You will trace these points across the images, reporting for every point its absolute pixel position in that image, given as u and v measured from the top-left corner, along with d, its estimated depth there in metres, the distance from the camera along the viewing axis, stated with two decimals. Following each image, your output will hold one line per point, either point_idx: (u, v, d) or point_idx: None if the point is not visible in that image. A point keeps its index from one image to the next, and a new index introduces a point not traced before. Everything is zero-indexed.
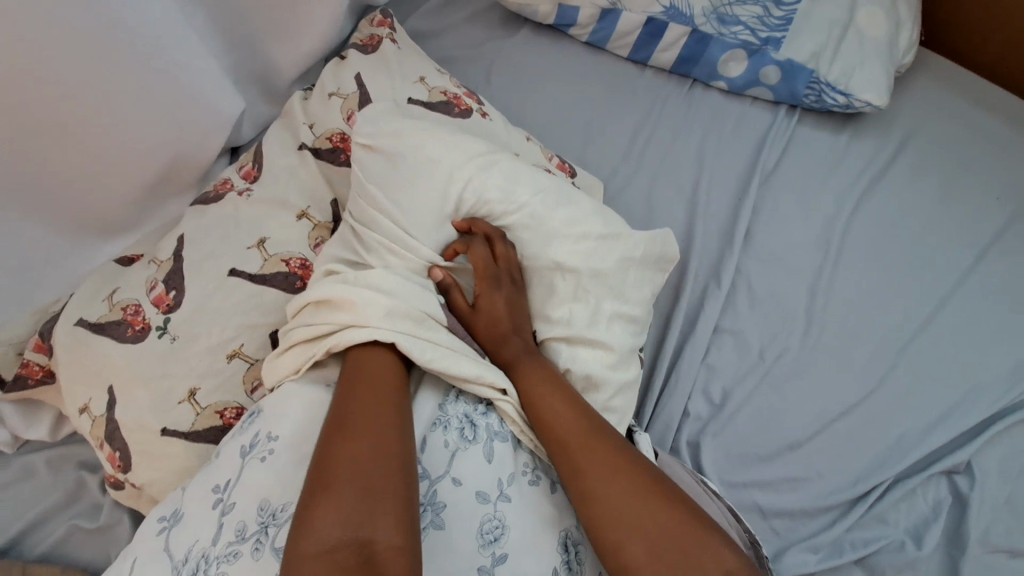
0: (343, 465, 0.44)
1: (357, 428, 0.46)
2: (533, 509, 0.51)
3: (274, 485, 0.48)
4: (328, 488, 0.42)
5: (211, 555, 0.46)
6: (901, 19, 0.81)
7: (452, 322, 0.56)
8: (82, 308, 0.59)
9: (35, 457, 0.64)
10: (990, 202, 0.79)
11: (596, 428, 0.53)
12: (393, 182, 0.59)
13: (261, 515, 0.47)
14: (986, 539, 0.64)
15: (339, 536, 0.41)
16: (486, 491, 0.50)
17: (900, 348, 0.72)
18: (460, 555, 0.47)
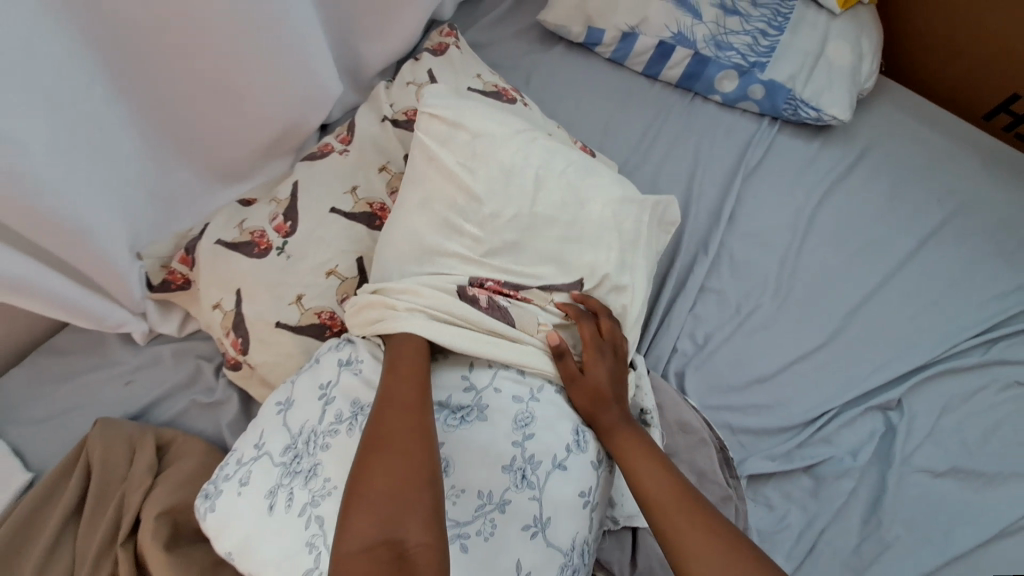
0: (377, 480, 0.51)
1: (390, 451, 0.53)
2: (557, 407, 0.64)
3: (363, 389, 0.64)
4: (364, 499, 0.51)
5: (319, 430, 0.62)
6: (864, 52, 1.00)
7: (487, 304, 0.65)
8: (220, 231, 0.77)
9: (166, 346, 0.82)
10: (932, 201, 0.97)
11: (680, 488, 0.57)
12: (452, 146, 0.71)
13: (354, 407, 0.63)
14: (908, 458, 0.81)
15: (375, 536, 0.49)
16: (519, 393, 0.63)
17: (850, 311, 0.90)
18: (496, 433, 0.60)
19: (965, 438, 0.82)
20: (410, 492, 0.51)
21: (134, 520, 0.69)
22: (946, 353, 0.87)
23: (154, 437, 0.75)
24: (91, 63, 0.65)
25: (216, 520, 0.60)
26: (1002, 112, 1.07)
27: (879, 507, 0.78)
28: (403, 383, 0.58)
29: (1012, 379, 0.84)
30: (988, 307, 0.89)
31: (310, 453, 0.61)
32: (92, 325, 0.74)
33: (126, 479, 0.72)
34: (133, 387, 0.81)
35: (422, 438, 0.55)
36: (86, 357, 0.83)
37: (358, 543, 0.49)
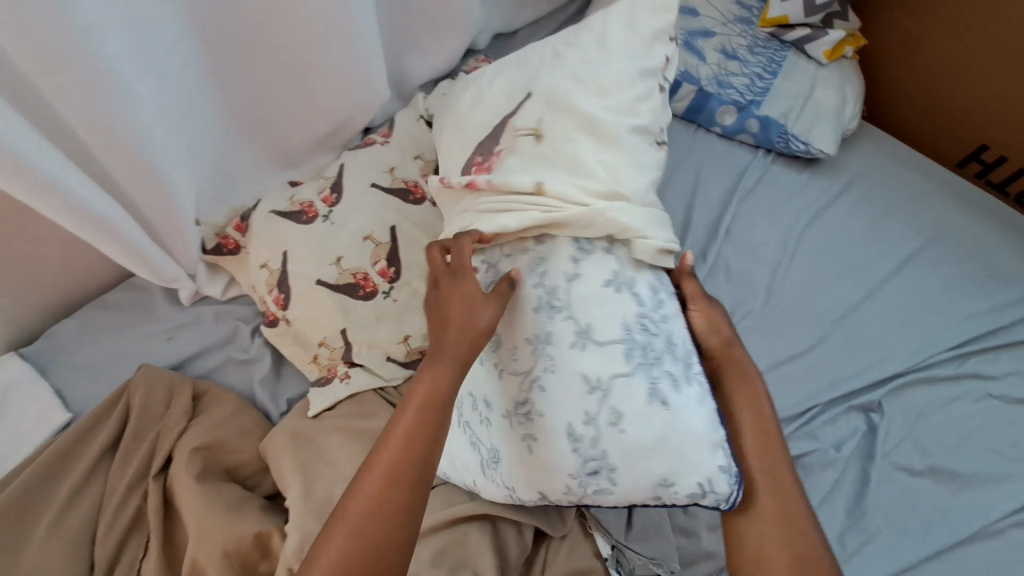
0: (390, 450, 0.55)
1: (411, 428, 0.56)
2: (608, 305, 0.62)
3: (563, 279, 0.63)
4: (373, 465, 0.55)
5: (544, 294, 0.63)
6: (848, 98, 1.13)
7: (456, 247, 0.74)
8: (273, 203, 0.86)
9: (207, 309, 0.90)
10: (912, 230, 1.07)
11: (772, 442, 0.60)
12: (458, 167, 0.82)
13: (545, 298, 0.63)
14: (892, 458, 0.86)
15: (371, 508, 0.52)
16: (546, 306, 0.63)
17: (835, 321, 0.98)
18: (556, 329, 0.62)
19: (943, 440, 0.87)
20: (409, 475, 0.54)
21: (166, 456, 0.75)
22: (922, 363, 0.94)
23: (192, 386, 0.81)
24: (192, 40, 0.75)
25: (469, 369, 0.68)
26: (974, 159, 1.21)
27: (862, 498, 0.83)
28: (408, 437, 0.56)
29: (983, 391, 0.91)
30: (960, 324, 0.97)
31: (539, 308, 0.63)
32: (151, 277, 0.82)
33: (163, 420, 0.78)
34: (174, 341, 0.88)
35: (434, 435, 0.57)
36: (132, 313, 0.90)
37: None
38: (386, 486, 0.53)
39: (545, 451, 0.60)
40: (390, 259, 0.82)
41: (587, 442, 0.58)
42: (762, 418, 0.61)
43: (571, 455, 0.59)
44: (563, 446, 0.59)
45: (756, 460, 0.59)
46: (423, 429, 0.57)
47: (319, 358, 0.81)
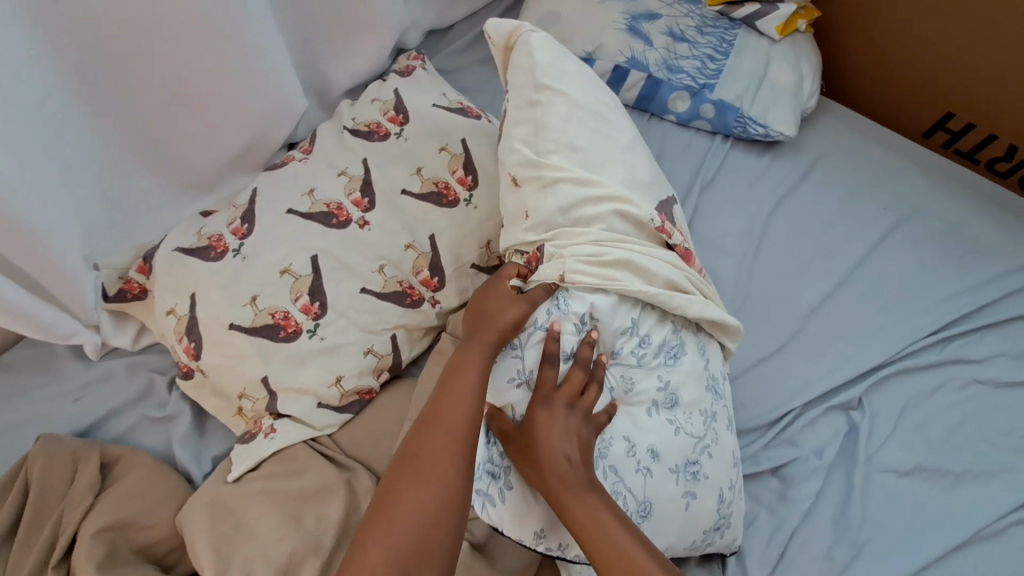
0: (426, 448, 0.57)
1: (437, 422, 0.58)
2: (715, 374, 0.73)
3: (689, 347, 0.71)
4: (415, 467, 0.56)
5: (657, 352, 0.69)
6: (805, 73, 1.07)
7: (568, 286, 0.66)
8: (176, 240, 0.77)
9: (118, 362, 0.81)
10: (880, 210, 1.01)
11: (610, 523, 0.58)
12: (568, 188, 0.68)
13: (666, 355, 0.69)
14: (877, 459, 0.80)
15: (410, 507, 0.53)
16: (663, 365, 0.69)
17: (808, 314, 0.91)
18: (692, 392, 0.69)
19: (929, 435, 0.82)
20: (432, 465, 0.56)
21: (69, 540, 0.65)
22: (902, 352, 0.88)
23: (99, 455, 0.72)
24: (57, 70, 0.68)
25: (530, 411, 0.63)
26: (940, 129, 1.16)
27: (849, 507, 0.77)
28: (448, 426, 0.58)
29: (967, 377, 0.86)
30: (938, 307, 0.92)
31: (665, 364, 0.69)
32: (38, 335, 0.73)
33: (66, 498, 0.69)
34: (80, 403, 0.78)
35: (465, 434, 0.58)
36: (33, 375, 0.80)
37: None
38: (426, 490, 0.54)
39: (658, 497, 0.64)
40: (311, 293, 0.74)
41: (690, 484, 0.66)
42: (603, 530, 0.57)
43: (682, 502, 0.65)
44: (674, 491, 0.65)
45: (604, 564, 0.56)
46: (461, 430, 0.58)
47: (243, 411, 0.73)
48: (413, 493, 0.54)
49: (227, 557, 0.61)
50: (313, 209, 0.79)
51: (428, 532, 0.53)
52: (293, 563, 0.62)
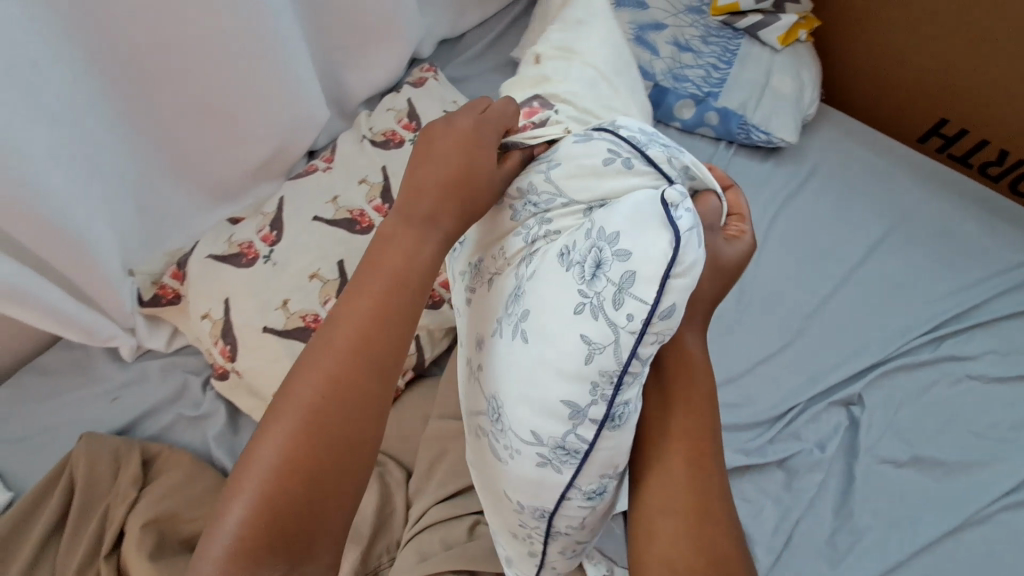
0: (316, 372, 0.47)
1: (331, 340, 0.48)
2: None
3: None
4: (300, 396, 0.46)
5: None
6: (806, 82, 1.11)
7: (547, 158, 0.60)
8: (208, 247, 0.81)
9: (153, 364, 0.84)
10: (877, 213, 1.06)
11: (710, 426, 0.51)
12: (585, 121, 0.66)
13: None
14: (876, 452, 0.84)
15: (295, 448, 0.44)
16: None
17: (810, 314, 0.96)
18: None
19: (925, 427, 0.86)
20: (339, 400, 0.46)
21: (117, 532, 0.69)
22: (899, 350, 0.93)
23: (140, 451, 0.76)
24: (96, 88, 0.71)
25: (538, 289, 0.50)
26: (935, 134, 1.20)
27: (849, 496, 0.81)
28: (359, 339, 0.48)
29: (960, 372, 0.91)
30: (932, 306, 0.96)
31: None
32: (81, 338, 0.77)
33: (111, 492, 0.72)
34: (117, 403, 0.82)
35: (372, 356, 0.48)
36: (71, 376, 0.84)
37: (250, 515, 0.42)
38: (305, 430, 0.44)
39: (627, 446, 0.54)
40: (339, 296, 0.78)
41: None
42: (703, 419, 0.50)
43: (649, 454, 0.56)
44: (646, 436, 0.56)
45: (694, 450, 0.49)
46: (356, 352, 0.47)
47: None
48: (306, 404, 0.45)
49: None
50: (338, 217, 0.83)
51: (334, 466, 0.44)
52: None
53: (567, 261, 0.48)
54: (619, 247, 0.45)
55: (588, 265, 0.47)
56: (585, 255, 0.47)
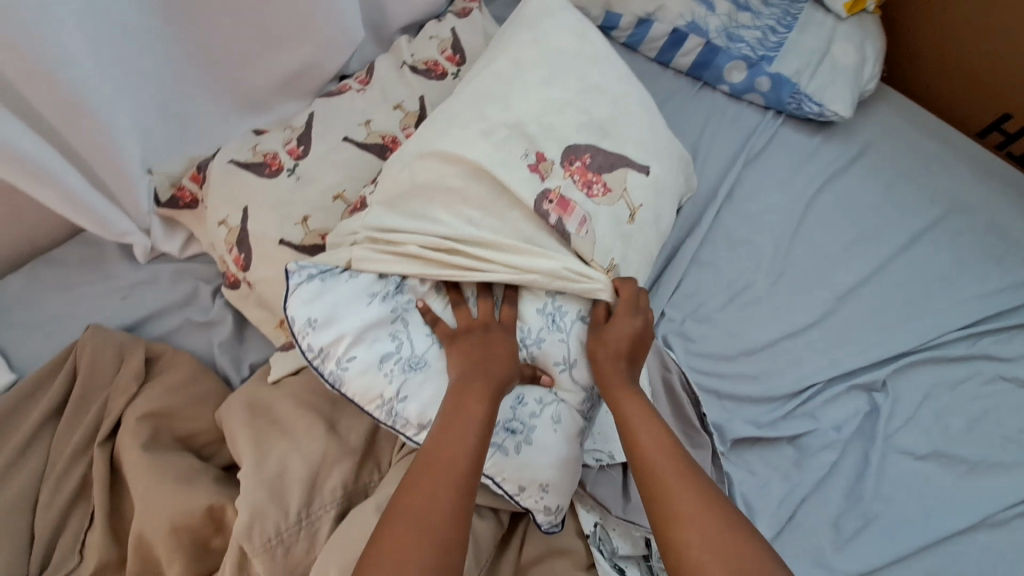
0: (392, 524, 0.50)
1: (407, 502, 0.51)
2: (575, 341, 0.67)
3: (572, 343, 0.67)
4: (384, 548, 0.49)
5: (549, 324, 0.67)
6: (867, 56, 1.05)
7: (435, 256, 0.65)
8: (232, 153, 0.80)
9: (166, 267, 0.84)
10: (925, 201, 1.00)
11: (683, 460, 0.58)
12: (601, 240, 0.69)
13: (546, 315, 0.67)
14: (894, 442, 0.81)
15: None
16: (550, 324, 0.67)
17: (842, 295, 0.91)
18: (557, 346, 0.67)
19: (948, 423, 0.82)
20: (418, 543, 0.49)
21: (113, 422, 0.68)
22: (930, 343, 0.88)
23: (144, 349, 0.75)
24: None
25: (362, 372, 0.62)
26: (995, 129, 1.12)
27: (862, 482, 0.78)
28: (454, 452, 0.54)
29: (993, 373, 0.86)
30: (972, 302, 0.91)
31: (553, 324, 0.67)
32: (96, 228, 0.76)
33: (112, 384, 0.72)
34: (127, 301, 0.81)
35: (441, 475, 0.53)
36: (86, 269, 0.84)
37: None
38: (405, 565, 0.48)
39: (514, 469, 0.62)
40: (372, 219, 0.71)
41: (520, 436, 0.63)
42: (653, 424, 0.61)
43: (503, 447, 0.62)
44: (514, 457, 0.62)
45: (659, 459, 0.58)
46: (449, 477, 0.53)
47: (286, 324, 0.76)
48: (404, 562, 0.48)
49: (264, 450, 0.63)
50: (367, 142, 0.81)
51: None
52: (328, 462, 0.63)
53: (372, 374, 0.62)
54: (351, 359, 0.62)
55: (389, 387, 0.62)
56: (391, 364, 0.62)
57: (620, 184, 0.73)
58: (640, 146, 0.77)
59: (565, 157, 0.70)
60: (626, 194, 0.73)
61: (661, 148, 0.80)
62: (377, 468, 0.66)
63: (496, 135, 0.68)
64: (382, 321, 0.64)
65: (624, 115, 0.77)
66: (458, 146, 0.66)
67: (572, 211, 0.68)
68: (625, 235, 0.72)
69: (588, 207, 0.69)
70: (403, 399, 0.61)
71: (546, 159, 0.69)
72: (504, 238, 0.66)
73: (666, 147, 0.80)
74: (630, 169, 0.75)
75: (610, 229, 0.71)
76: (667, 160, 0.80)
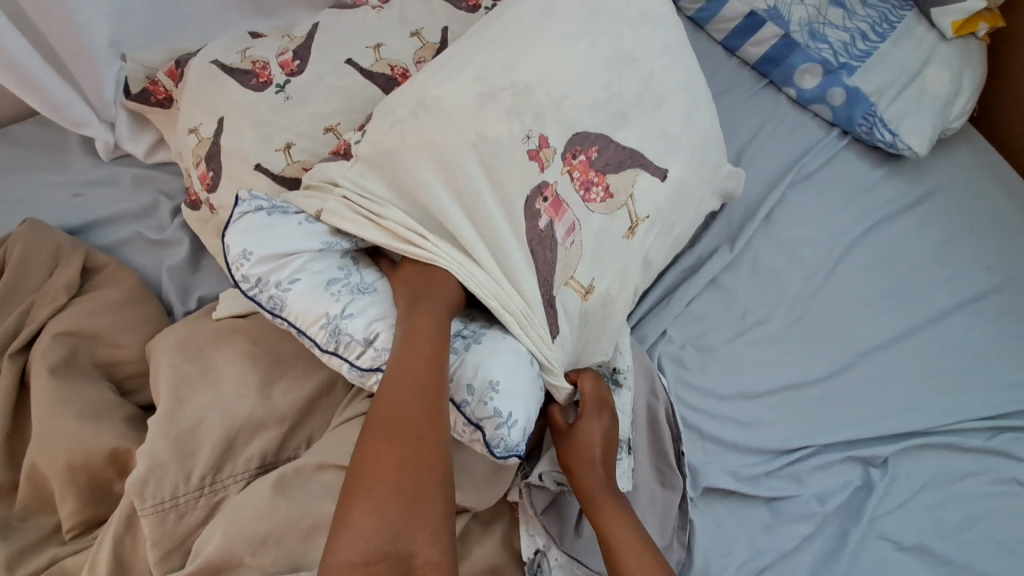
0: (366, 447, 0.45)
1: (379, 420, 0.46)
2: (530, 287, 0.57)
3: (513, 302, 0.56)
4: (358, 473, 0.44)
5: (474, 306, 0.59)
6: (962, 88, 0.91)
7: (403, 226, 0.56)
8: (216, 53, 0.69)
9: (128, 170, 0.75)
10: (983, 267, 0.88)
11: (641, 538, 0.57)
12: (583, 254, 0.61)
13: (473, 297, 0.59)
14: (878, 526, 0.73)
15: (377, 542, 0.42)
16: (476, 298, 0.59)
17: (862, 353, 0.82)
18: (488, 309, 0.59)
19: (944, 518, 0.74)
20: (394, 457, 0.44)
21: (32, 334, 0.62)
22: (947, 426, 0.79)
23: (84, 258, 0.67)
24: None
25: (301, 297, 0.54)
26: None
27: (833, 561, 0.71)
28: (416, 374, 0.48)
29: (1008, 473, 0.77)
30: (1008, 390, 0.81)
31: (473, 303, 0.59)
32: (48, 112, 0.67)
33: (40, 290, 0.64)
34: (79, 200, 0.73)
35: (417, 388, 0.48)
36: (42, 155, 0.75)
37: (359, 554, 0.41)
38: (381, 480, 0.44)
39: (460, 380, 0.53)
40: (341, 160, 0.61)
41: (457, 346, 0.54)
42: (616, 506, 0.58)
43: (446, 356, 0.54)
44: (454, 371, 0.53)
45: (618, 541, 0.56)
46: (421, 387, 0.48)
47: None
48: (378, 476, 0.44)
49: (184, 400, 0.56)
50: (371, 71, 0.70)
51: (397, 516, 0.42)
52: (249, 427, 0.56)
53: (311, 301, 0.54)
54: (287, 285, 0.54)
55: (330, 315, 0.53)
56: (339, 289, 0.55)
57: (626, 188, 0.63)
58: (670, 145, 0.67)
59: (567, 148, 0.61)
60: (631, 201, 0.64)
61: (697, 149, 0.69)
62: (304, 442, 0.59)
63: (503, 104, 0.59)
64: (327, 254, 0.56)
65: (657, 102, 0.67)
66: (454, 112, 0.59)
67: (563, 214, 0.60)
68: (617, 257, 0.63)
69: (583, 215, 0.61)
70: (347, 322, 0.53)
71: (548, 145, 0.60)
72: (493, 219, 0.57)
73: (706, 149, 0.70)
74: (644, 170, 0.64)
75: (602, 243, 0.62)
76: (705, 163, 0.70)
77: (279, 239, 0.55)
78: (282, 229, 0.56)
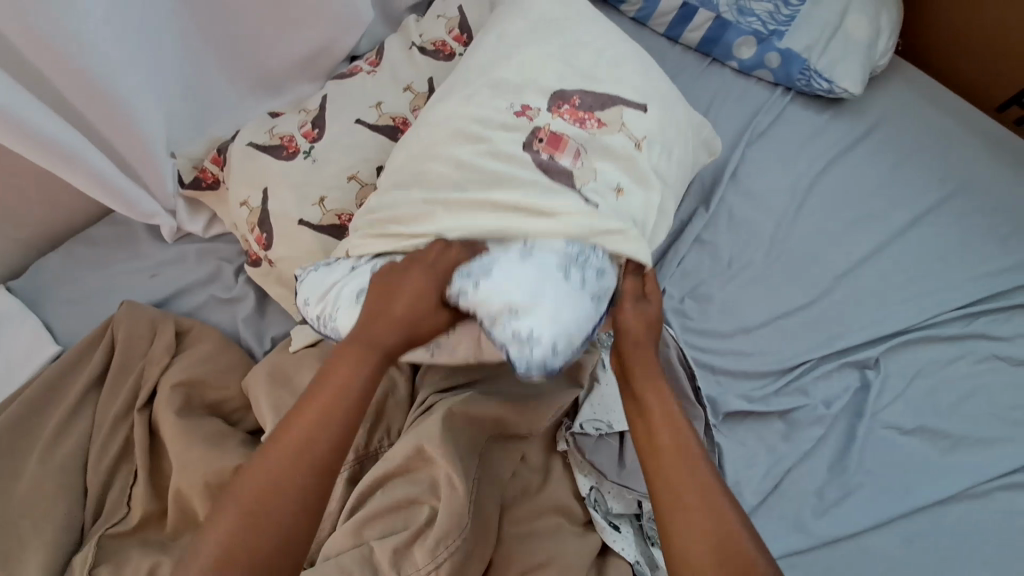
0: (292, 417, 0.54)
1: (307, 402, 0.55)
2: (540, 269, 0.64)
3: None
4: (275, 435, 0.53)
5: None
6: (882, 29, 1.03)
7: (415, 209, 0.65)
8: (250, 136, 0.83)
9: (192, 247, 0.89)
10: (933, 180, 0.99)
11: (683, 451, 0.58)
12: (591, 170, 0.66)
13: None
14: (881, 417, 0.84)
15: (251, 501, 0.49)
16: None
17: (840, 275, 0.93)
18: None
19: (937, 401, 0.85)
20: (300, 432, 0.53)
21: (150, 391, 0.75)
22: (926, 322, 0.90)
23: (174, 323, 0.81)
24: None
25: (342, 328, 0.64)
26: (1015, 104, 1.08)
27: (847, 454, 0.82)
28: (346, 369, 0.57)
29: (986, 352, 0.87)
30: (972, 281, 0.92)
31: None
32: (125, 210, 0.81)
33: (146, 355, 0.78)
34: (156, 279, 0.87)
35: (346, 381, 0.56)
36: (118, 248, 0.89)
37: (229, 520, 0.48)
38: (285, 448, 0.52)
39: None
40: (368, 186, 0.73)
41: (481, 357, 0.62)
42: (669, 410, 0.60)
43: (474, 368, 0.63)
44: None
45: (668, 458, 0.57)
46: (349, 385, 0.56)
47: None
48: (286, 448, 0.52)
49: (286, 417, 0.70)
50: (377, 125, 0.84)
51: (286, 478, 0.50)
52: None
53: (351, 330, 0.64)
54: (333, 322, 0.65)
55: None
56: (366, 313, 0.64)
57: (616, 119, 0.70)
58: None
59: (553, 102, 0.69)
60: (625, 127, 0.69)
61: None
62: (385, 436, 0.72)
63: None
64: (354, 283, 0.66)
65: None
66: None
67: (564, 147, 0.66)
68: (622, 161, 0.68)
69: (581, 142, 0.67)
70: None
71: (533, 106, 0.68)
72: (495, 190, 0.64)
73: None
74: (626, 105, 0.71)
75: (608, 159, 0.68)
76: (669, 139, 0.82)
77: (317, 290, 0.67)
78: (322, 277, 0.68)
